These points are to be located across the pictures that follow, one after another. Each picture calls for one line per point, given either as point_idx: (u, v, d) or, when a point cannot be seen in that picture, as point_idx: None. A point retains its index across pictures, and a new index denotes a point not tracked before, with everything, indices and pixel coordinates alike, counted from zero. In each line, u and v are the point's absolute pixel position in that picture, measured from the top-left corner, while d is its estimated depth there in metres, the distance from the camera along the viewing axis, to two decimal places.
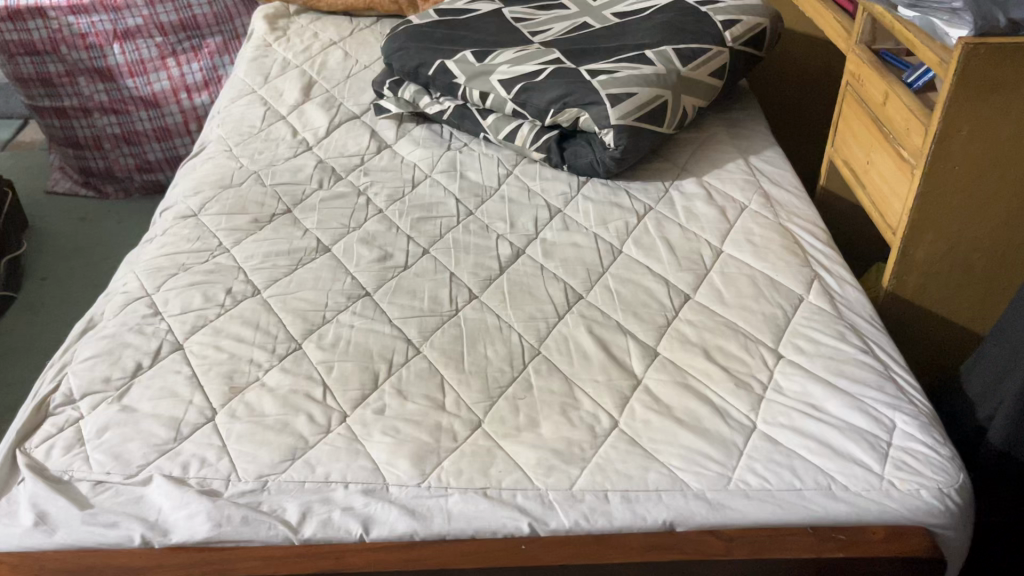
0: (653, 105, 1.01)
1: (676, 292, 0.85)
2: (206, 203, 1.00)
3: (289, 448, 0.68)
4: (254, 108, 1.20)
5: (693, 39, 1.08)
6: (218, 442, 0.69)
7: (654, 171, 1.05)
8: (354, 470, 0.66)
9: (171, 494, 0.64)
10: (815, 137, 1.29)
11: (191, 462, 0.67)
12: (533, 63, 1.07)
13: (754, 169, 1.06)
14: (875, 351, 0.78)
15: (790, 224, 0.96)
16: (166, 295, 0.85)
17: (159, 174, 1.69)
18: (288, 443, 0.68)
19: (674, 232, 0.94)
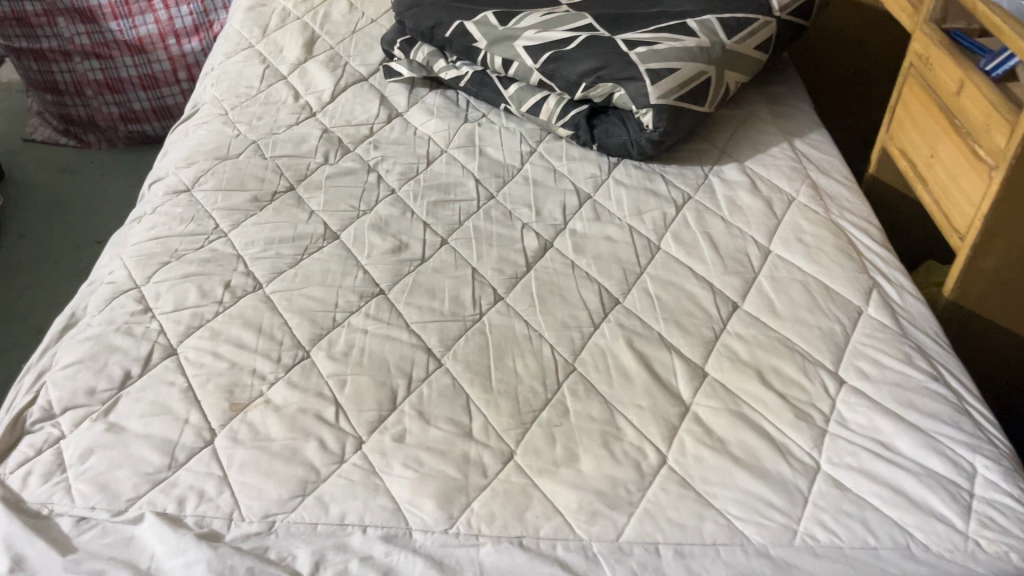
0: (696, 83, 0.92)
1: (722, 300, 0.77)
2: (201, 176, 0.91)
3: (298, 479, 0.60)
4: (252, 66, 1.10)
5: (738, 8, 0.98)
6: (217, 472, 0.61)
7: (692, 154, 0.96)
8: (374, 510, 0.59)
9: (164, 536, 0.57)
10: (855, 112, 1.21)
11: (187, 496, 0.59)
12: (563, 30, 0.97)
13: (799, 154, 0.97)
14: (945, 377, 0.70)
15: (841, 220, 0.88)
16: (156, 289, 0.76)
17: (145, 126, 1.57)
18: (296, 474, 0.61)
19: (717, 227, 0.86)
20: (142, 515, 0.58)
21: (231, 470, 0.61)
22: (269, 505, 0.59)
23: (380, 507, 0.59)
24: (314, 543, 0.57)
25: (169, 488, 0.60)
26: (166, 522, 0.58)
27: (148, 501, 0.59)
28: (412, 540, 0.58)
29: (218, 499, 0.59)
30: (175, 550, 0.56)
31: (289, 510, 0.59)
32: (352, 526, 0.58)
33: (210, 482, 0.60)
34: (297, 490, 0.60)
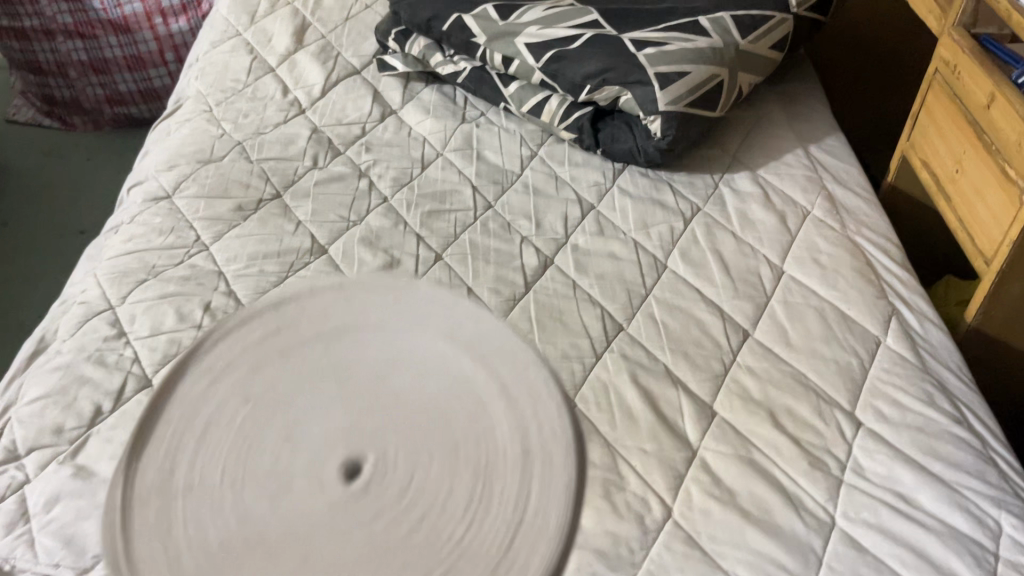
0: (708, 87, 0.86)
1: (732, 328, 0.73)
2: (182, 182, 0.86)
3: (401, 317, 0.53)
4: (238, 56, 1.04)
5: (753, 5, 0.92)
6: (306, 306, 0.54)
7: (702, 161, 0.91)
8: (469, 335, 0.53)
9: (247, 372, 0.49)
10: (872, 108, 1.15)
11: (270, 333, 0.51)
12: (567, 27, 0.91)
13: (813, 161, 0.92)
14: (969, 419, 0.66)
15: (858, 236, 0.83)
16: (131, 311, 0.72)
17: (131, 108, 1.52)
18: (388, 313, 0.54)
19: (727, 244, 0.81)
20: (218, 351, 0.50)
21: (221, 351, 0.50)
22: (360, 341, 0.51)
23: (488, 344, 0.52)
24: (427, 373, 0.49)
25: (246, 323, 0.52)
26: (244, 362, 0.50)
27: (223, 335, 0.51)
28: (535, 386, 0.50)
29: (244, 364, 0.49)
30: (247, 420, 0.46)
31: (387, 347, 0.51)
32: (462, 360, 0.50)
33: (297, 316, 0.53)
34: (393, 324, 0.53)
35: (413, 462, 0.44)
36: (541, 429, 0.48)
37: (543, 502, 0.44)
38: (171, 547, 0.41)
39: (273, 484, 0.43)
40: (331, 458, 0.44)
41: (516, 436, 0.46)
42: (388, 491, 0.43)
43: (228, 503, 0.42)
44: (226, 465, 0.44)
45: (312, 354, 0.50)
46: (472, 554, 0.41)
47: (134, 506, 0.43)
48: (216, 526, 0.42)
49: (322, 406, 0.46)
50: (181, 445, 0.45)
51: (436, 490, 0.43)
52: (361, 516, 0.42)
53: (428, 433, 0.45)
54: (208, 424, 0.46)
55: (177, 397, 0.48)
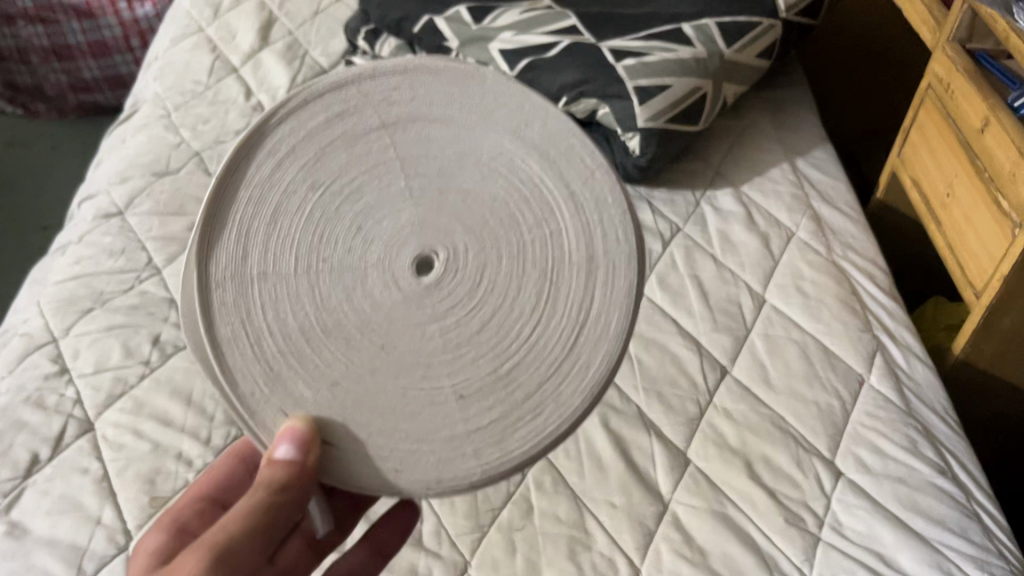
0: (690, 101, 0.82)
1: (710, 364, 0.69)
2: (136, 197, 0.82)
3: (445, 90, 0.51)
4: (199, 55, 0.99)
5: (739, 10, 0.87)
6: (366, 92, 0.50)
7: (683, 175, 0.87)
8: (537, 137, 0.50)
9: (315, 172, 0.49)
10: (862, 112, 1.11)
11: (338, 115, 0.50)
12: (542, 33, 0.86)
13: (799, 176, 0.88)
14: (953, 468, 0.63)
15: (843, 261, 0.79)
16: (75, 345, 0.68)
17: (97, 95, 1.46)
18: (450, 92, 0.51)
19: (707, 269, 0.78)
20: (296, 143, 0.49)
21: (250, 169, 0.49)
22: (429, 123, 0.50)
23: (555, 146, 0.50)
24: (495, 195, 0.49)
25: (311, 102, 0.50)
26: (315, 148, 0.49)
27: (298, 113, 0.50)
28: (596, 187, 0.50)
29: (284, 189, 0.48)
30: (309, 282, 0.47)
31: (455, 132, 0.50)
32: (527, 157, 0.50)
33: (359, 101, 0.50)
34: (462, 113, 0.50)
35: (480, 259, 0.48)
36: (606, 240, 0.49)
37: (605, 303, 0.48)
38: (270, 362, 0.47)
39: (357, 302, 0.47)
40: (406, 262, 0.47)
41: (579, 243, 0.49)
42: (458, 296, 0.47)
43: (309, 359, 0.47)
44: (311, 288, 0.47)
45: (381, 146, 0.49)
46: (536, 359, 0.47)
47: (228, 346, 0.47)
48: (308, 387, 0.46)
49: (376, 267, 0.47)
50: (249, 250, 0.48)
51: (510, 330, 0.47)
52: (435, 331, 0.47)
53: (500, 251, 0.48)
54: (277, 243, 0.48)
55: (255, 184, 0.49)
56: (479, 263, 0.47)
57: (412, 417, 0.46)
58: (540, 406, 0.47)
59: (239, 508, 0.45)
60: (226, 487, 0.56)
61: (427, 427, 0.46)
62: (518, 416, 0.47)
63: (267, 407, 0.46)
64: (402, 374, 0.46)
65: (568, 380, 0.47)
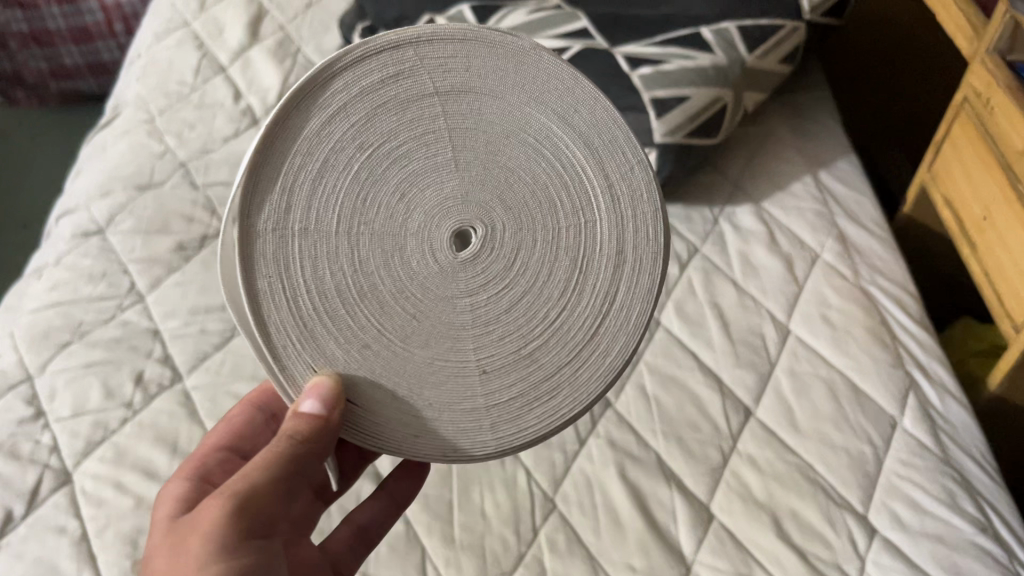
0: (711, 113, 0.77)
1: (733, 406, 0.65)
2: (117, 213, 0.76)
3: (499, 66, 0.48)
4: (185, 52, 0.93)
5: (762, 11, 0.82)
6: (426, 54, 0.47)
7: (700, 189, 0.82)
8: (585, 125, 0.49)
9: (364, 132, 0.46)
10: None
11: (393, 74, 0.47)
12: (552, 36, 0.81)
13: (822, 190, 0.83)
14: (994, 524, 0.59)
15: (871, 286, 0.75)
16: (51, 384, 0.63)
17: (79, 82, 1.40)
18: (510, 68, 0.48)
19: (728, 296, 0.73)
20: (351, 98, 0.46)
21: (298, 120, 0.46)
22: (484, 92, 0.47)
23: (603, 137, 0.49)
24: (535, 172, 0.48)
25: (371, 54, 0.47)
26: (368, 104, 0.47)
27: (358, 64, 0.47)
28: (635, 179, 0.49)
29: (332, 150, 0.46)
30: (349, 247, 0.46)
31: (507, 101, 0.47)
32: (573, 145, 0.48)
33: (416, 65, 0.47)
34: (519, 87, 0.48)
35: (517, 240, 0.47)
36: (637, 235, 0.49)
37: (629, 296, 0.49)
38: (304, 319, 0.45)
39: (395, 271, 0.46)
40: (446, 234, 0.47)
41: (610, 235, 0.49)
42: (493, 272, 0.47)
43: (344, 319, 0.46)
44: (351, 253, 0.46)
45: (432, 114, 0.47)
46: (560, 343, 0.48)
47: (262, 299, 0.45)
48: (341, 349, 0.46)
49: (416, 237, 0.46)
50: (293, 205, 0.45)
51: (536, 311, 0.48)
52: (472, 305, 0.47)
53: (536, 234, 0.48)
54: (320, 203, 0.46)
55: (303, 136, 0.46)
56: (515, 242, 0.47)
57: (439, 388, 0.47)
58: (557, 389, 0.48)
59: (264, 459, 0.44)
60: (244, 440, 0.56)
61: (449, 401, 0.47)
62: (535, 397, 0.48)
63: (297, 359, 0.45)
64: (432, 345, 0.47)
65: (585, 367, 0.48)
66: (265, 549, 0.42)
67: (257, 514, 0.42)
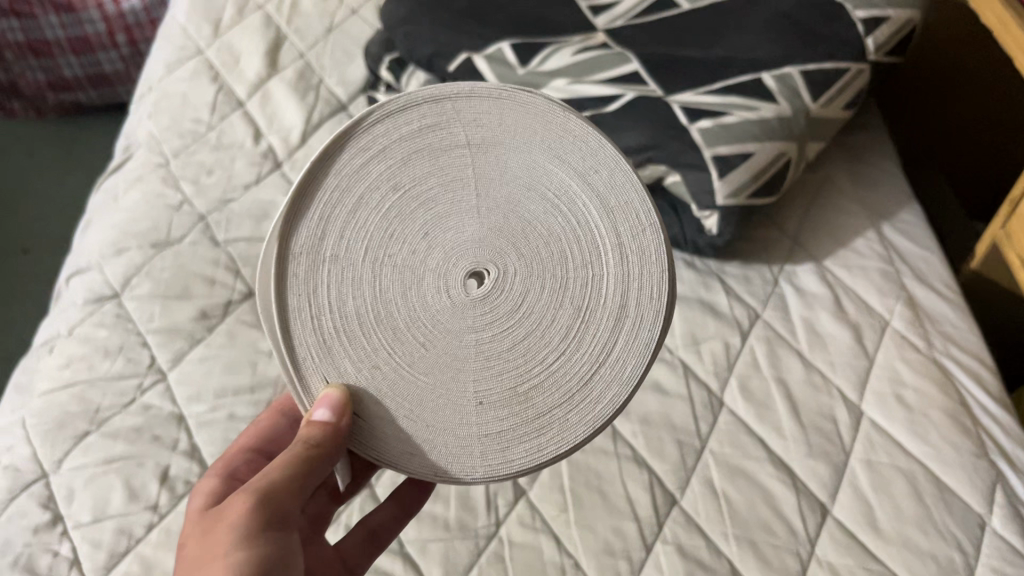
0: (774, 170, 0.72)
1: (808, 503, 0.60)
2: (133, 275, 0.71)
3: (525, 119, 0.48)
4: (199, 85, 0.87)
5: (826, 53, 0.76)
6: (463, 110, 0.49)
7: (757, 245, 0.77)
8: (601, 184, 0.48)
9: (391, 172, 0.48)
10: None
11: (430, 125, 0.48)
12: (601, 82, 0.75)
13: (886, 245, 0.78)
14: None
15: (946, 358, 0.70)
16: (68, 483, 0.58)
17: (79, 94, 1.33)
18: (534, 125, 0.48)
19: (794, 371, 0.68)
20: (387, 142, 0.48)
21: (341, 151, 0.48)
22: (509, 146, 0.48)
23: (621, 199, 0.48)
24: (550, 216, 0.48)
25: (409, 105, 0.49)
26: (397, 149, 0.48)
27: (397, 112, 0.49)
28: (647, 242, 0.47)
29: (366, 183, 0.48)
30: (367, 273, 0.47)
31: (526, 152, 0.48)
32: (591, 206, 0.47)
33: (451, 118, 0.48)
34: (540, 144, 0.48)
35: (526, 284, 0.47)
36: (641, 293, 0.47)
37: (628, 353, 0.47)
38: (323, 337, 0.47)
39: (411, 302, 0.47)
40: (459, 274, 0.47)
41: (616, 289, 0.47)
42: (498, 313, 0.47)
43: (361, 338, 0.47)
44: (372, 282, 0.47)
45: (461, 162, 0.48)
46: (556, 386, 0.46)
47: (291, 313, 0.47)
48: (354, 366, 0.47)
49: (428, 269, 0.47)
50: (326, 232, 0.47)
51: (535, 354, 0.47)
52: (479, 338, 0.47)
53: (543, 280, 0.47)
54: (350, 232, 0.47)
55: (342, 174, 0.48)
56: (520, 278, 0.47)
57: (437, 412, 0.46)
58: (545, 428, 0.46)
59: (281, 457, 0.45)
60: (271, 441, 0.56)
61: (447, 429, 0.46)
62: (525, 432, 0.46)
63: (314, 369, 0.47)
64: (434, 373, 0.47)
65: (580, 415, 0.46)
66: (287, 539, 0.43)
67: (277, 509, 0.43)
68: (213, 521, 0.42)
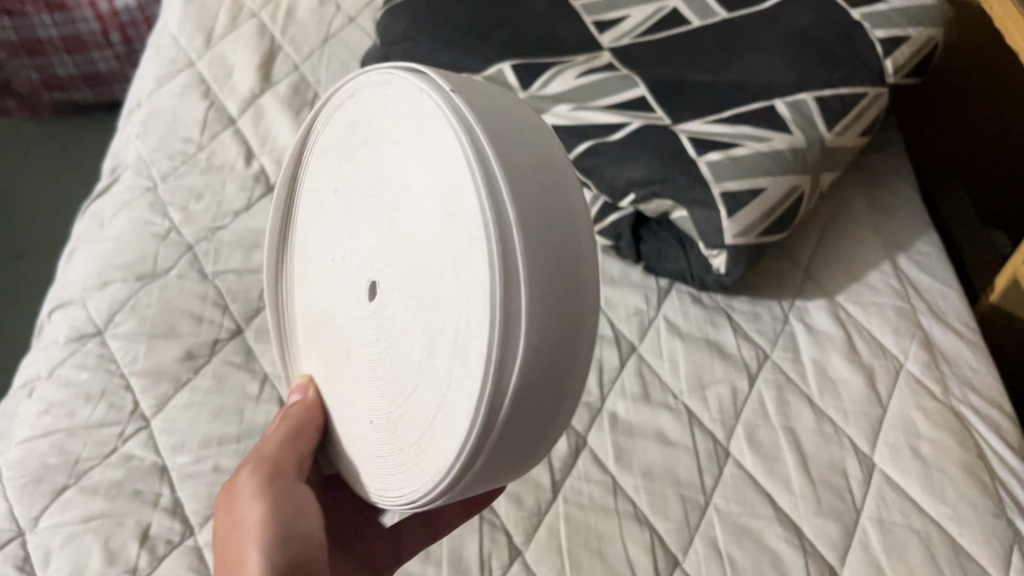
0: (786, 206, 0.68)
1: (817, 568, 0.58)
2: (117, 311, 0.68)
3: (404, 108, 0.42)
4: (189, 101, 0.84)
5: (842, 78, 0.73)
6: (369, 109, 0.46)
7: (767, 278, 0.74)
8: (442, 175, 0.38)
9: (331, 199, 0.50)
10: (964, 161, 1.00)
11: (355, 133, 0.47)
12: (606, 108, 0.72)
13: (902, 278, 0.74)
14: None
15: (963, 406, 0.67)
16: (46, 542, 0.56)
17: (73, 93, 1.30)
18: (408, 110, 0.41)
19: (804, 420, 0.65)
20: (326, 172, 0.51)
21: (323, 168, 0.52)
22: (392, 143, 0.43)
23: (455, 201, 0.36)
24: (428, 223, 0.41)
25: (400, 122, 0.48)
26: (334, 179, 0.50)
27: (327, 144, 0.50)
28: (475, 254, 0.35)
29: (331, 196, 0.50)
30: (330, 284, 0.50)
31: (400, 151, 0.42)
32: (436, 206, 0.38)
33: (364, 123, 0.46)
34: (406, 137, 0.41)
35: (399, 303, 0.42)
36: (479, 314, 0.34)
37: (461, 390, 0.36)
38: (314, 331, 0.54)
39: (348, 312, 0.48)
40: (366, 288, 0.45)
41: (453, 309, 0.37)
42: (384, 332, 0.43)
43: (332, 342, 0.51)
44: (335, 290, 0.50)
45: (365, 169, 0.46)
46: (417, 420, 0.40)
47: (299, 308, 0.56)
48: (326, 359, 0.53)
49: (350, 283, 0.48)
50: (312, 251, 0.53)
51: (406, 379, 0.41)
52: (375, 351, 0.45)
53: (411, 300, 0.40)
54: (324, 246, 0.51)
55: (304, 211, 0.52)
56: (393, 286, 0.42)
57: (360, 421, 0.47)
58: (410, 467, 0.40)
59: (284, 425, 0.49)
60: None
61: (364, 444, 0.46)
62: (397, 465, 0.42)
63: (314, 357, 0.54)
64: (358, 383, 0.47)
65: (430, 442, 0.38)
66: (284, 491, 0.44)
67: (269, 472, 0.45)
68: (225, 505, 0.45)
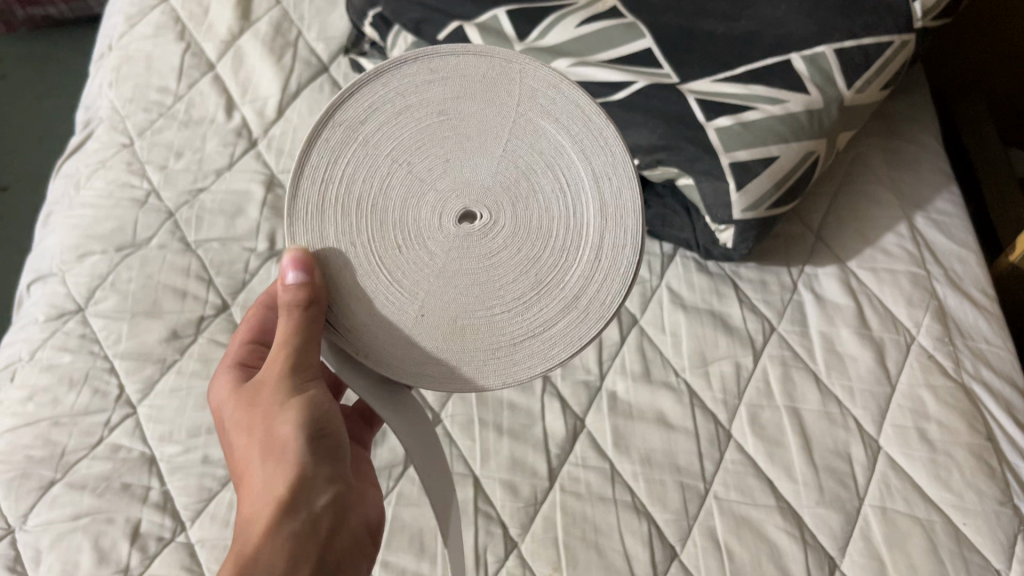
0: (798, 173, 0.65)
1: (817, 558, 0.57)
2: (96, 287, 0.65)
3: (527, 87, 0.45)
4: (165, 45, 0.79)
5: (864, 27, 0.66)
6: (458, 65, 0.46)
7: (777, 242, 0.71)
8: (591, 149, 0.45)
9: (434, 95, 0.45)
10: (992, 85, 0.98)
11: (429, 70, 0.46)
12: (609, 62, 0.67)
13: (918, 240, 0.71)
14: None
15: (974, 382, 0.64)
16: (35, 542, 0.55)
17: (48, 8, 1.23)
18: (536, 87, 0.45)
19: (810, 400, 0.63)
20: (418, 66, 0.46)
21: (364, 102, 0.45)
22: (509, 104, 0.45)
23: (618, 202, 0.45)
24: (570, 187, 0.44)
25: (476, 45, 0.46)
26: (427, 85, 0.45)
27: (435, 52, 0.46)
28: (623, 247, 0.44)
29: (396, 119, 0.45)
30: (400, 177, 0.44)
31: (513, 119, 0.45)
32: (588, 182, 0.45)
33: (449, 72, 0.46)
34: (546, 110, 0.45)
35: (497, 241, 0.44)
36: (604, 282, 0.44)
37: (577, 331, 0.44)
38: (332, 200, 0.44)
39: (409, 207, 0.44)
40: (451, 213, 0.44)
41: (579, 278, 0.44)
42: (488, 253, 0.44)
43: (393, 219, 0.44)
44: (393, 181, 0.44)
45: (450, 128, 0.45)
46: (528, 344, 0.44)
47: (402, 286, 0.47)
48: (335, 233, 0.44)
49: (425, 189, 0.44)
50: (366, 127, 0.45)
51: (485, 300, 0.44)
52: (477, 254, 0.44)
53: (514, 258, 0.44)
54: (372, 148, 0.44)
55: (364, 97, 0.45)
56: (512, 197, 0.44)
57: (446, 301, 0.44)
58: (511, 352, 0.44)
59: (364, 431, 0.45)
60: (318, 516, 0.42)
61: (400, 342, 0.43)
62: (489, 359, 0.43)
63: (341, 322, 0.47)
64: (444, 290, 0.44)
65: (465, 371, 0.43)
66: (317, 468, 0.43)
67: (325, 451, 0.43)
68: (319, 448, 0.43)
